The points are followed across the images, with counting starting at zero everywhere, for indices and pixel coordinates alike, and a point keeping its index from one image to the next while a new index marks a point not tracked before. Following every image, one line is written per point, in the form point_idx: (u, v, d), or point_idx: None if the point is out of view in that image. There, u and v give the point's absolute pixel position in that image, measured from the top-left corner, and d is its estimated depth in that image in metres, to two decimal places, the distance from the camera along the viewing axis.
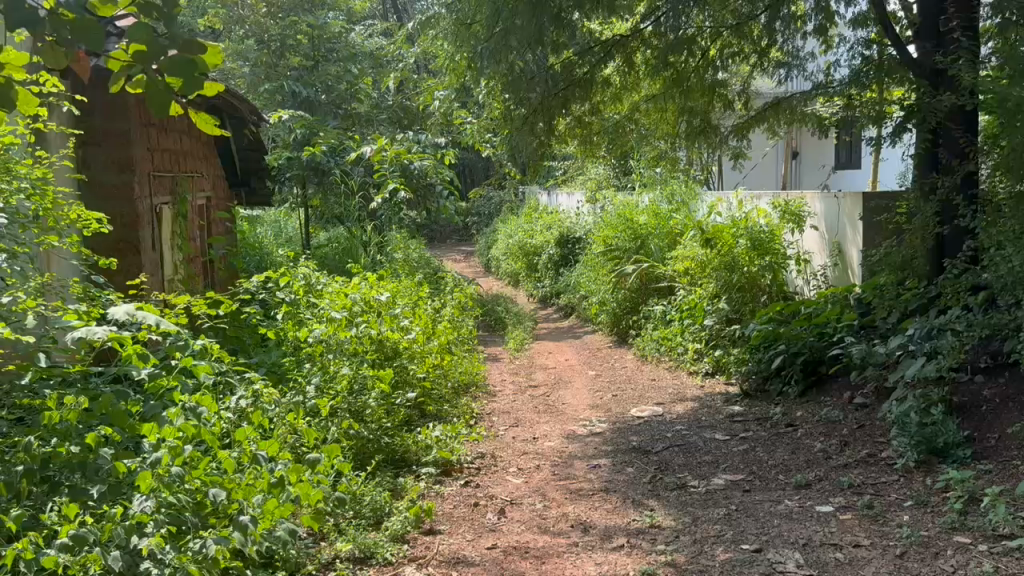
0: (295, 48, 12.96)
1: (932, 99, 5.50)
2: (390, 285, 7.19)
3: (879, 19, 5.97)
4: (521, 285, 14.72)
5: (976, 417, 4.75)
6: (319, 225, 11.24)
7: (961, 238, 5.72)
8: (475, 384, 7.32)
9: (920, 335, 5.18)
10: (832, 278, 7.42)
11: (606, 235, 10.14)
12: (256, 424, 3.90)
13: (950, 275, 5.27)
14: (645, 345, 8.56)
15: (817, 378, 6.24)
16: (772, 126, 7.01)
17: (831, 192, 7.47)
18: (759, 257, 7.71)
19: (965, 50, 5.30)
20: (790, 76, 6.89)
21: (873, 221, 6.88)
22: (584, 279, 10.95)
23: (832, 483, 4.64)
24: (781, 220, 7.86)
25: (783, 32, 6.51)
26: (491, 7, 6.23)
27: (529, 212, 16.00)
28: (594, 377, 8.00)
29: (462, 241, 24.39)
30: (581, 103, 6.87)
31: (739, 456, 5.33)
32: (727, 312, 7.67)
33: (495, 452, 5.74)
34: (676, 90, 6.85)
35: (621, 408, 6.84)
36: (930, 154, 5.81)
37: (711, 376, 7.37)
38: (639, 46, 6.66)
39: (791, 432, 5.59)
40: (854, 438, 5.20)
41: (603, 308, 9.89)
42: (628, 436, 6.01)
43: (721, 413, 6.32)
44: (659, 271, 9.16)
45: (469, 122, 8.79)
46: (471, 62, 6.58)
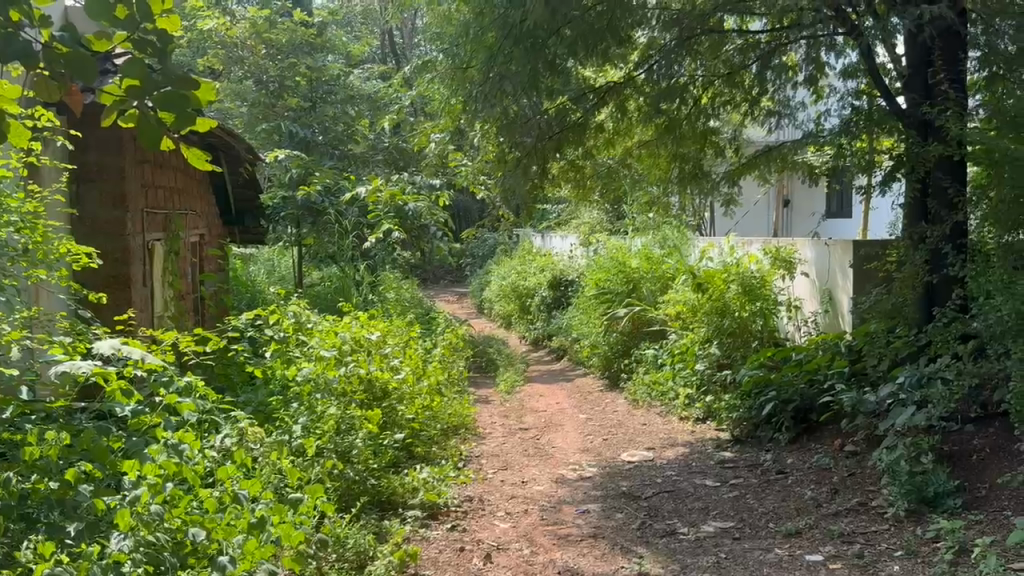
0: (294, 89, 13.07)
1: (920, 148, 5.56)
2: (381, 324, 7.15)
3: (869, 71, 5.95)
4: (513, 327, 14.69)
5: (965, 466, 4.72)
6: (312, 264, 11.23)
7: (950, 286, 5.66)
8: (464, 427, 7.26)
9: (910, 383, 5.18)
10: (822, 324, 7.43)
11: (598, 278, 10.16)
12: (239, 463, 3.87)
13: (940, 323, 5.33)
14: (637, 389, 8.53)
15: (807, 425, 6.20)
16: (764, 173, 7.06)
17: (822, 238, 7.52)
18: (750, 302, 7.74)
19: (953, 101, 5.35)
20: (780, 125, 7.00)
21: (863, 269, 6.93)
22: (576, 322, 10.95)
23: (822, 531, 4.59)
24: (772, 266, 7.93)
25: (774, 82, 6.56)
26: (486, 53, 6.29)
27: (523, 255, 16.07)
28: (585, 422, 7.93)
29: (455, 283, 24.40)
30: (574, 147, 6.94)
31: (730, 502, 5.28)
32: (719, 357, 7.62)
33: (483, 495, 5.67)
34: (668, 136, 6.92)
35: (612, 452, 6.79)
36: (920, 204, 5.80)
37: (702, 422, 7.33)
38: (633, 93, 6.71)
39: (782, 479, 5.55)
40: (844, 487, 5.16)
41: (595, 351, 9.90)
42: (618, 481, 5.96)
43: (712, 458, 6.28)
44: (651, 315, 9.20)
45: (464, 164, 8.87)
46: (466, 106, 6.61)
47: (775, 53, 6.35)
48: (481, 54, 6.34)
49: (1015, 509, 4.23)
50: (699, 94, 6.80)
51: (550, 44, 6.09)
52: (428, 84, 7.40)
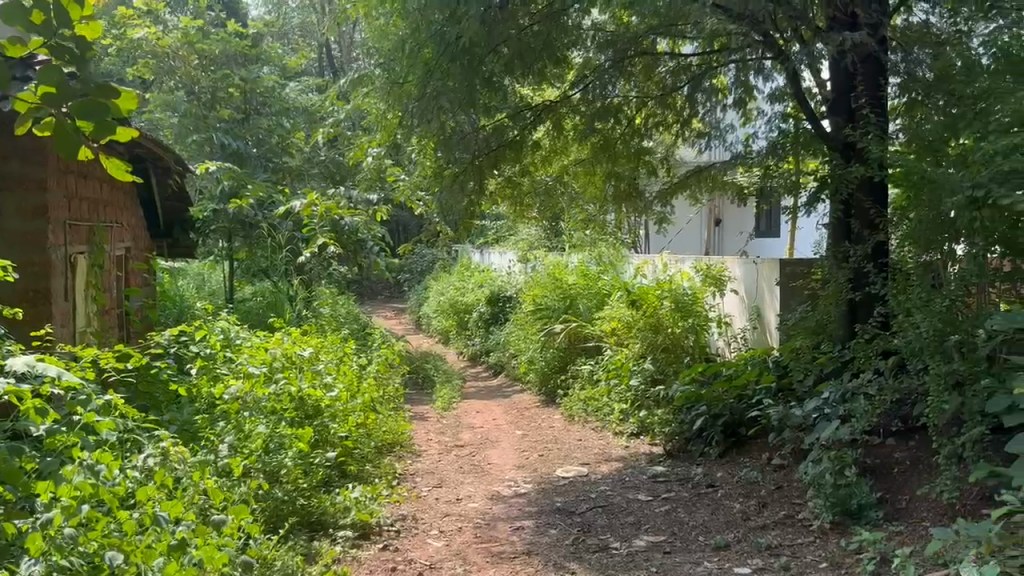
0: (226, 101, 12.72)
1: (843, 171, 5.73)
2: (313, 340, 7.05)
3: (795, 94, 6.06)
4: (450, 343, 14.63)
5: (887, 479, 4.85)
6: (245, 278, 10.99)
7: (871, 304, 5.84)
8: (399, 444, 7.17)
9: (835, 398, 5.31)
10: (751, 340, 7.60)
11: (535, 294, 10.26)
12: (161, 483, 3.76)
13: (862, 340, 5.41)
14: (572, 405, 8.58)
15: (736, 440, 6.33)
16: (695, 193, 7.24)
17: (750, 257, 7.71)
18: (683, 319, 7.87)
19: (874, 125, 5.51)
20: (711, 146, 7.16)
21: (789, 286, 7.08)
22: (513, 338, 10.97)
23: (750, 544, 4.66)
24: (703, 283, 8.08)
25: (704, 104, 6.78)
26: (423, 69, 6.24)
27: (460, 271, 16.05)
28: (520, 438, 7.93)
29: (391, 298, 24.19)
30: (511, 164, 6.96)
31: (661, 516, 5.34)
32: (653, 373, 7.73)
33: (416, 514, 5.60)
34: (603, 155, 7.07)
35: (547, 468, 6.80)
36: (843, 224, 5.97)
37: (635, 437, 7.40)
38: (570, 112, 6.77)
39: (712, 492, 5.64)
40: (771, 500, 5.26)
41: (532, 367, 9.92)
42: (552, 497, 5.96)
43: (645, 473, 6.34)
44: (586, 331, 9.26)
45: (402, 179, 8.84)
46: (401, 121, 6.58)
47: (707, 76, 6.54)
48: (416, 69, 6.30)
49: (933, 520, 4.36)
50: (633, 114, 6.92)
51: (487, 62, 6.11)
52: (363, 98, 7.33)
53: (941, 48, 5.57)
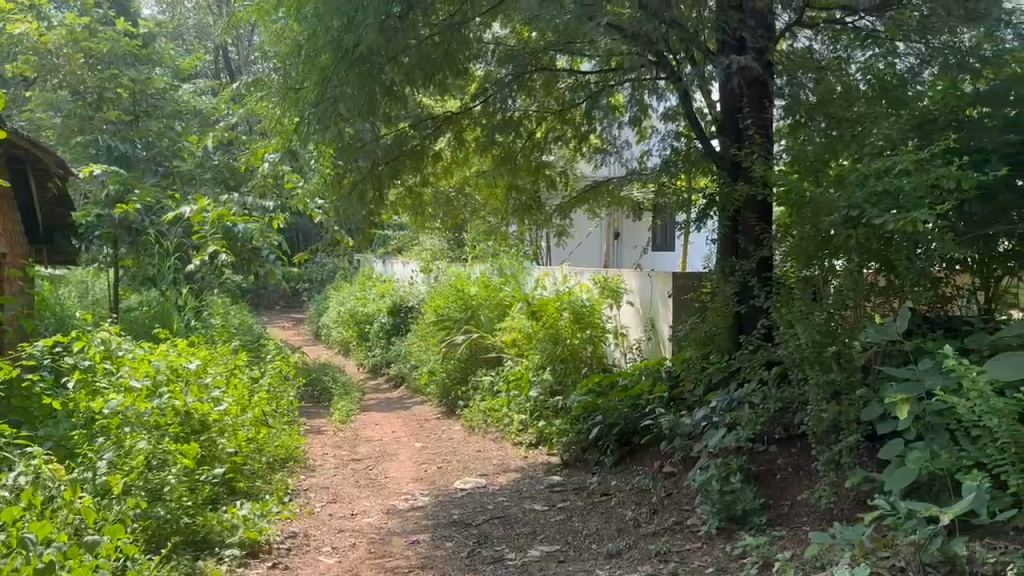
0: (114, 101, 12.04)
1: (730, 189, 5.95)
2: (202, 351, 6.83)
3: (687, 114, 6.23)
4: (350, 354, 14.41)
5: (771, 484, 5.05)
6: (132, 286, 10.54)
7: (757, 317, 6.00)
8: (293, 458, 7.02)
9: (722, 407, 5.49)
10: (646, 351, 7.79)
11: (437, 305, 10.22)
12: (31, 502, 3.60)
13: (747, 351, 5.52)
14: (473, 416, 8.59)
15: (630, 448, 6.49)
16: (594, 206, 7.36)
17: (645, 270, 7.91)
18: (581, 330, 7.95)
19: (759, 145, 5.71)
20: (607, 161, 7.45)
21: (681, 298, 7.30)
22: (415, 348, 10.92)
23: (641, 551, 4.77)
24: (601, 294, 8.24)
25: (602, 120, 6.94)
26: (320, 75, 6.14)
27: (362, 281, 15.85)
28: (420, 450, 7.89)
29: (290, 309, 23.65)
30: (411, 174, 6.92)
31: (556, 526, 5.40)
32: (551, 383, 7.81)
33: (308, 530, 5.50)
34: (504, 167, 7.13)
35: (445, 480, 6.79)
36: (731, 239, 6.22)
37: (534, 447, 7.48)
38: (471, 123, 6.80)
39: (606, 501, 5.75)
40: (662, 506, 5.39)
41: (433, 378, 9.91)
42: (450, 509, 5.94)
43: (542, 483, 6.41)
44: (487, 342, 9.29)
45: (299, 186, 8.68)
46: (297, 126, 6.47)
47: (604, 94, 6.62)
48: (312, 76, 6.19)
49: (812, 524, 4.54)
50: (533, 128, 7.02)
51: (387, 70, 6.01)
52: (259, 102, 7.15)
53: (823, 73, 5.94)
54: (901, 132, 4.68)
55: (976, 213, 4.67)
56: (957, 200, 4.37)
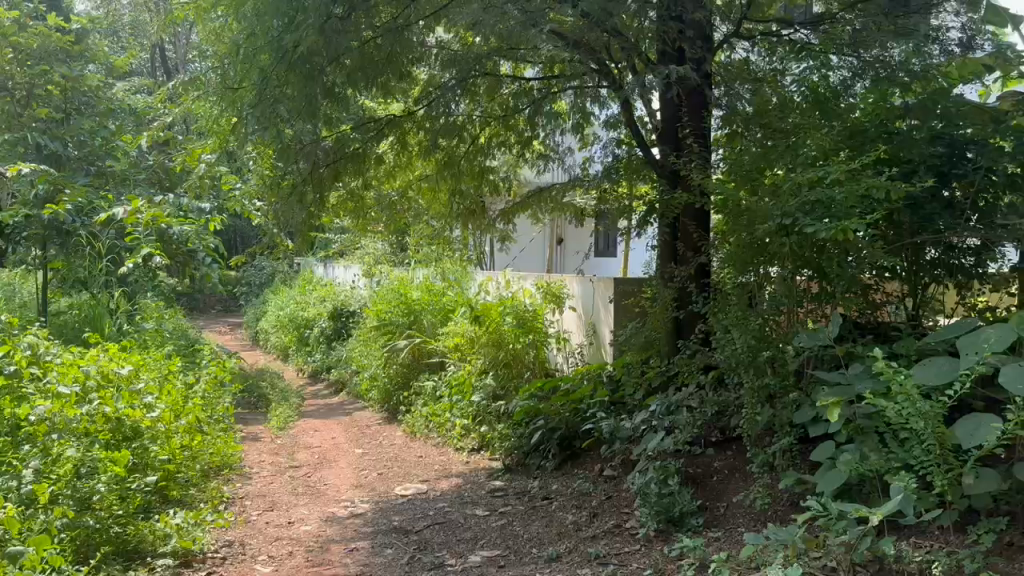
0: (44, 99, 11.68)
1: (669, 196, 6.04)
2: (134, 356, 6.64)
3: (628, 122, 6.36)
4: (289, 359, 14.17)
5: (708, 487, 5.14)
6: (61, 289, 10.20)
7: (694, 321, 6.14)
8: (228, 466, 6.87)
9: (661, 410, 5.55)
10: (588, 355, 7.85)
11: (380, 309, 10.15)
12: None
13: (685, 355, 5.64)
14: (414, 421, 8.54)
15: (572, 452, 6.52)
16: (537, 211, 7.39)
17: (588, 275, 7.98)
18: (524, 335, 7.99)
19: (698, 154, 5.82)
20: (549, 167, 7.50)
21: (622, 304, 7.38)
22: (356, 353, 10.81)
23: (580, 554, 4.80)
24: (544, 299, 8.27)
25: (545, 126, 7.00)
26: (260, 76, 6.05)
27: (303, 285, 15.63)
28: (360, 456, 7.81)
29: (227, 313, 23.16)
30: (353, 177, 6.85)
31: (497, 531, 5.40)
32: (494, 388, 7.81)
33: (243, 539, 5.40)
34: (447, 172, 7.12)
35: (385, 486, 6.73)
36: (670, 245, 6.32)
37: (476, 452, 7.47)
38: (414, 127, 6.75)
39: (546, 505, 5.77)
40: (602, 510, 5.43)
41: (374, 384, 9.83)
42: (389, 516, 5.90)
43: (483, 488, 6.40)
44: (430, 347, 9.25)
45: (238, 187, 8.53)
46: (235, 127, 6.35)
47: (547, 101, 6.63)
48: (251, 76, 6.08)
49: (747, 525, 4.62)
50: (477, 132, 7.03)
51: (328, 72, 5.95)
52: (195, 102, 6.99)
53: (760, 86, 5.96)
54: (832, 143, 4.82)
55: (904, 222, 4.87)
56: (885, 209, 4.52)
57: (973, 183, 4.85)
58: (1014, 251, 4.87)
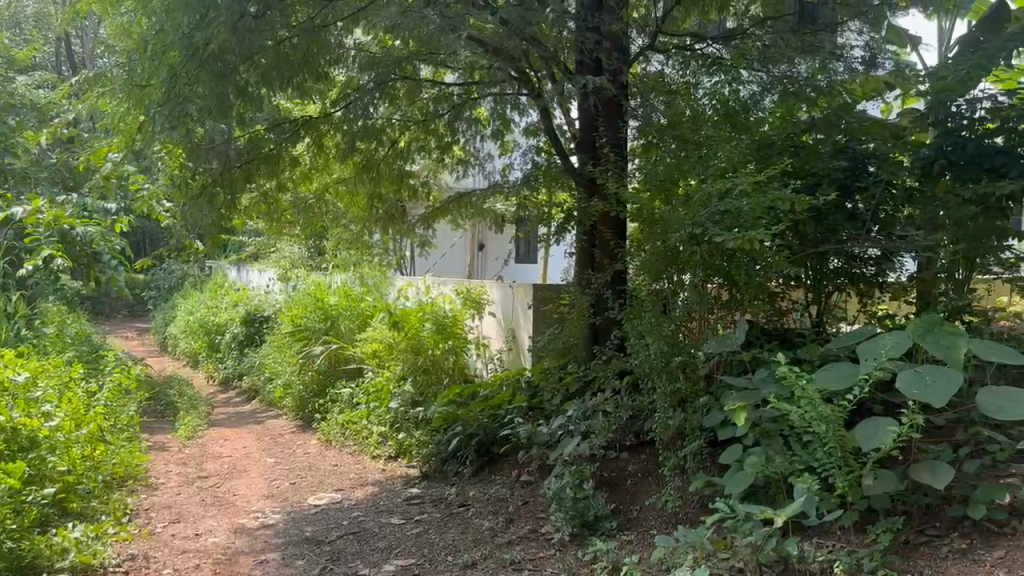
0: None
1: (587, 204, 6.12)
2: (30, 363, 6.33)
3: (547, 130, 6.48)
4: (199, 365, 13.75)
5: (621, 490, 5.21)
6: None
7: (611, 327, 6.23)
8: (132, 477, 6.61)
9: (577, 415, 5.61)
10: (506, 361, 7.90)
11: (295, 314, 9.97)
12: None
13: (601, 360, 5.72)
14: (329, 429, 8.39)
15: (490, 458, 6.51)
16: (456, 218, 7.36)
17: (507, 281, 8.03)
18: (444, 341, 7.91)
19: (614, 164, 5.91)
20: (469, 172, 7.48)
21: (540, 309, 7.45)
22: (269, 360, 10.57)
23: (495, 560, 4.80)
24: (464, 305, 8.25)
25: (465, 132, 7.01)
26: (170, 73, 5.87)
27: (214, 289, 15.20)
28: (272, 465, 7.63)
29: (134, 318, 22.33)
30: (267, 178, 6.70)
31: (412, 539, 5.35)
32: (412, 395, 7.73)
33: (148, 552, 5.21)
34: (365, 175, 7.03)
35: (297, 496, 6.59)
36: (587, 252, 6.39)
37: (393, 460, 7.40)
38: (331, 130, 6.63)
39: (463, 512, 5.75)
40: (518, 516, 5.45)
41: (288, 391, 9.64)
42: (301, 526, 5.78)
43: (399, 496, 6.34)
44: (346, 353, 9.13)
45: (146, 188, 8.26)
46: (143, 126, 6.14)
47: (467, 107, 6.70)
48: (160, 74, 5.89)
49: (659, 528, 4.71)
50: (395, 137, 6.96)
51: (242, 70, 5.81)
52: (100, 99, 6.74)
53: (673, 98, 5.99)
54: (740, 156, 5.01)
55: (809, 233, 5.04)
56: (790, 220, 4.69)
57: (874, 196, 5.10)
58: (911, 262, 5.15)
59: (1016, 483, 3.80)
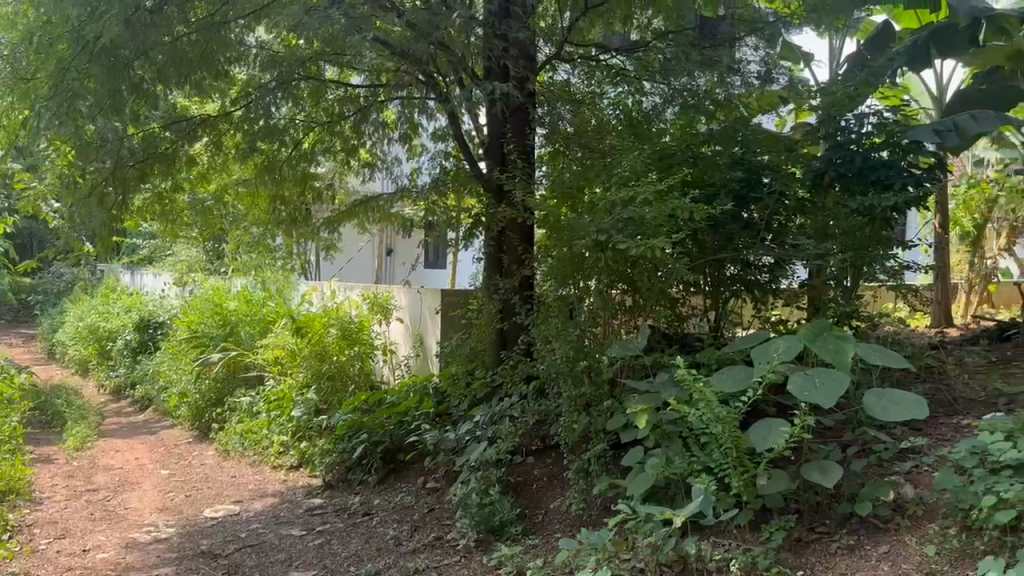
0: None
1: (495, 209, 6.13)
2: None
3: (455, 134, 6.39)
4: (88, 374, 13.13)
5: (527, 495, 5.23)
6: None
7: (520, 332, 6.25)
8: (14, 491, 6.25)
9: (485, 421, 5.61)
10: (414, 367, 7.85)
11: (191, 321, 9.64)
12: None
13: (509, 365, 5.74)
14: (228, 439, 8.14)
15: (395, 465, 6.43)
16: (362, 221, 7.22)
17: (415, 286, 7.95)
18: (349, 347, 7.73)
19: (521, 170, 5.93)
20: (375, 175, 7.52)
21: (449, 315, 7.41)
22: (164, 367, 10.19)
23: (399, 569, 4.74)
24: (371, 310, 8.13)
25: (372, 135, 6.93)
26: (58, 67, 5.58)
27: (107, 294, 14.56)
28: (166, 477, 7.34)
29: (18, 325, 21.16)
30: (163, 178, 6.45)
31: (313, 550, 5.23)
32: (316, 402, 7.57)
33: (30, 570, 4.92)
34: (268, 177, 6.85)
35: (193, 509, 6.35)
36: (495, 257, 6.40)
37: (295, 469, 7.24)
38: (230, 129, 6.43)
39: (367, 521, 5.66)
40: (423, 523, 5.40)
41: (184, 400, 9.30)
42: (197, 540, 5.58)
43: (300, 507, 6.19)
44: (246, 361, 8.87)
45: (31, 186, 7.84)
46: (28, 121, 5.83)
47: (374, 109, 6.62)
48: (47, 67, 5.61)
49: (563, 531, 4.74)
50: (299, 138, 6.81)
51: (136, 66, 5.58)
52: None
53: (579, 107, 6.20)
54: (644, 165, 5.08)
55: (708, 241, 5.19)
56: (690, 228, 4.81)
57: (767, 207, 5.24)
58: (803, 269, 5.26)
59: (901, 481, 3.96)
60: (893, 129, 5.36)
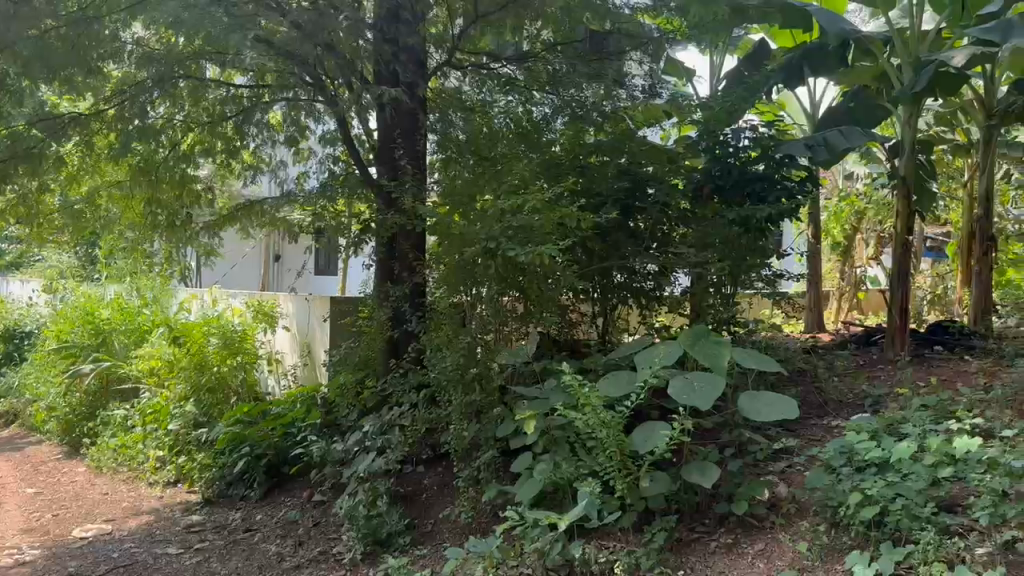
0: None
1: (384, 215, 6.06)
2: None
3: (344, 139, 6.30)
4: None
5: (416, 505, 5.17)
6: None
7: (411, 340, 6.18)
8: None
9: (375, 429, 5.45)
10: (301, 376, 7.69)
11: (59, 331, 9.11)
12: None
13: (399, 374, 5.67)
14: (101, 455, 7.73)
15: (278, 480, 6.29)
16: (245, 226, 6.99)
17: (301, 293, 7.79)
18: (231, 357, 7.48)
19: (410, 176, 5.89)
20: (257, 176, 7.33)
21: (337, 323, 7.26)
22: (30, 380, 9.59)
23: None
24: (255, 319, 7.88)
25: (255, 136, 6.75)
26: None
27: None
28: (31, 497, 6.89)
29: None
30: (28, 179, 6.08)
31: (190, 569, 5.01)
32: (194, 415, 7.23)
33: None
34: (144, 178, 6.55)
35: (60, 530, 5.99)
36: (386, 264, 6.32)
37: (173, 485, 6.93)
38: (101, 127, 6.12)
39: (248, 537, 5.47)
40: (308, 538, 5.26)
41: (53, 415, 8.79)
42: (64, 562, 5.25)
43: (177, 524, 5.92)
44: (120, 372, 8.45)
45: None
46: None
47: (258, 111, 6.45)
48: None
49: (452, 540, 4.70)
50: (177, 138, 6.58)
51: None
52: None
53: (470, 113, 6.20)
54: (531, 174, 5.14)
55: (596, 249, 5.28)
56: (578, 237, 4.88)
57: (651, 217, 5.37)
58: (684, 276, 5.40)
59: (775, 481, 4.12)
60: (768, 143, 5.63)
